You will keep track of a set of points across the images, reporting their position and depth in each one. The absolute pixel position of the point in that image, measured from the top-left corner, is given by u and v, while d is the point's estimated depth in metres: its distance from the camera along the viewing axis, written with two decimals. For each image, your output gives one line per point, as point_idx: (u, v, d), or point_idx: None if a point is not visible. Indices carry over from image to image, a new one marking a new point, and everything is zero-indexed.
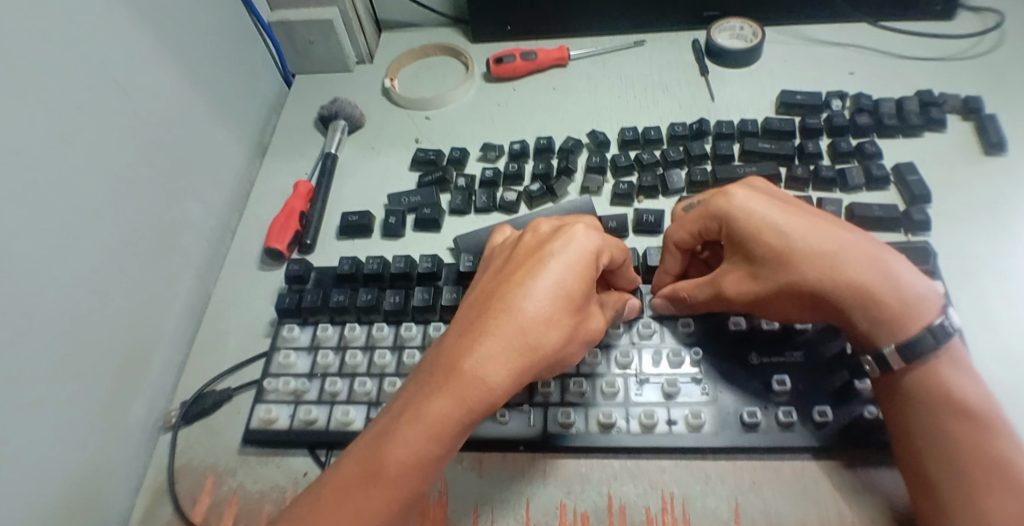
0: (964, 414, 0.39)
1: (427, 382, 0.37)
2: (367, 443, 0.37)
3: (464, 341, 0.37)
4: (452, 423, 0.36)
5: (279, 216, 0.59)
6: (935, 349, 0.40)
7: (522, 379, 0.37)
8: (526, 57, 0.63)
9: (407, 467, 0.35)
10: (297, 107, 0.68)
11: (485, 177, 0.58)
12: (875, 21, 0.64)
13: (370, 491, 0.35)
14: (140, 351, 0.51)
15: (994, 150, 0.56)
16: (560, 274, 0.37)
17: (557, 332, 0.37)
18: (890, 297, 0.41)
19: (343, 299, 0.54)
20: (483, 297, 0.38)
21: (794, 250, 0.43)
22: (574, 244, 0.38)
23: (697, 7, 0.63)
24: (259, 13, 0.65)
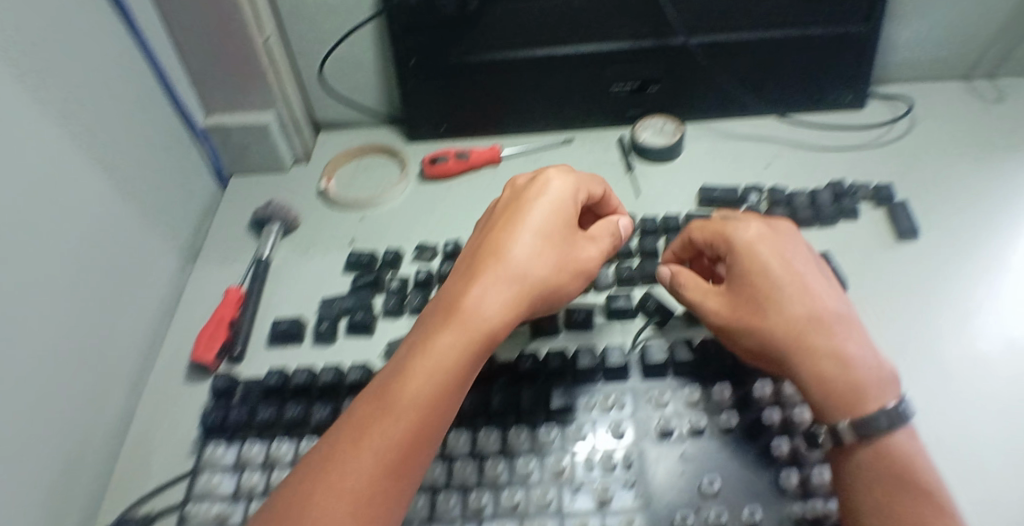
0: (916, 493, 0.39)
1: (426, 329, 0.42)
2: (378, 380, 0.40)
3: (458, 285, 0.44)
4: (458, 352, 0.40)
5: (209, 325, 0.59)
6: (888, 430, 0.42)
7: (511, 314, 0.44)
8: (460, 157, 0.65)
9: (422, 395, 0.39)
10: (234, 209, 0.68)
11: (418, 279, 0.58)
12: (783, 114, 0.68)
13: (388, 421, 0.38)
14: (62, 480, 0.48)
15: (907, 236, 0.59)
16: (535, 231, 0.46)
17: (539, 264, 0.45)
18: (858, 371, 0.44)
19: (269, 414, 0.52)
20: (456, 284, 0.45)
21: (778, 293, 0.47)
22: (546, 210, 0.48)
23: (621, 107, 0.67)
24: (192, 119, 0.66)
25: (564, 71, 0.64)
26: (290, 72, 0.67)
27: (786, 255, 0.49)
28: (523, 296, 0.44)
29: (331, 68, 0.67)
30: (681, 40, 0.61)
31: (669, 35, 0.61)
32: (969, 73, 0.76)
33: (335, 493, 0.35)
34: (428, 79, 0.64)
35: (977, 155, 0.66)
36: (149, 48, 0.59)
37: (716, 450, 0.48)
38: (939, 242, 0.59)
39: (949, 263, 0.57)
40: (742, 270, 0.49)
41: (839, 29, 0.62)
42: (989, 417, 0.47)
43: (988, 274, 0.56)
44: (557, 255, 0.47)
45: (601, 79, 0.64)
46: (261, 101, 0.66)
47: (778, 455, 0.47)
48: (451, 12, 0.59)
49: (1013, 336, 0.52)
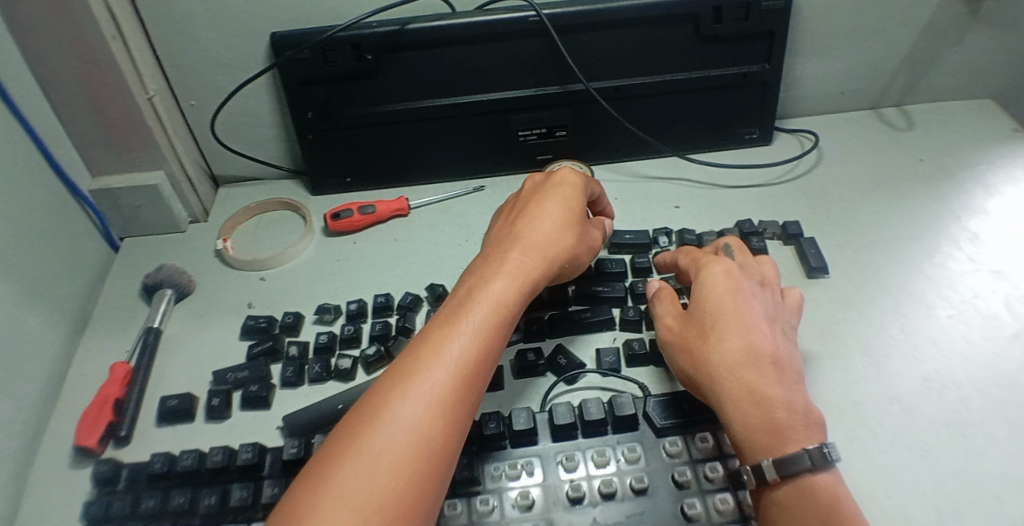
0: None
1: (424, 340, 0.41)
2: (376, 391, 0.38)
3: (457, 299, 0.44)
4: (464, 360, 0.40)
5: (91, 408, 0.54)
6: (811, 470, 0.40)
7: (510, 323, 0.43)
8: (364, 211, 0.63)
9: (430, 399, 0.37)
10: (128, 274, 0.64)
11: (319, 343, 0.55)
12: (682, 154, 0.68)
13: (395, 427, 0.36)
14: None
15: (818, 273, 0.59)
16: (530, 241, 0.48)
17: (535, 273, 0.46)
18: (779, 410, 0.43)
19: (153, 505, 0.48)
20: (471, 285, 0.45)
21: (721, 323, 0.47)
22: (541, 222, 0.49)
23: (529, 152, 0.66)
24: (76, 183, 0.62)
25: (468, 119, 0.63)
26: (180, 127, 0.64)
27: (748, 292, 0.49)
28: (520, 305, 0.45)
29: (224, 121, 0.65)
30: (583, 86, 0.60)
31: (572, 81, 0.61)
32: (875, 103, 0.78)
33: (341, 500, 0.33)
34: (330, 130, 0.62)
35: (884, 187, 0.67)
36: (23, 115, 0.55)
37: (630, 515, 0.46)
38: (846, 278, 0.59)
39: (859, 301, 0.58)
40: (700, 298, 0.49)
41: (739, 70, 0.62)
42: (908, 460, 0.47)
43: (903, 309, 0.56)
44: (553, 261, 0.48)
45: (507, 126, 0.63)
46: (149, 161, 0.62)
47: (688, 516, 0.45)
48: (347, 64, 0.58)
49: (930, 372, 0.52)
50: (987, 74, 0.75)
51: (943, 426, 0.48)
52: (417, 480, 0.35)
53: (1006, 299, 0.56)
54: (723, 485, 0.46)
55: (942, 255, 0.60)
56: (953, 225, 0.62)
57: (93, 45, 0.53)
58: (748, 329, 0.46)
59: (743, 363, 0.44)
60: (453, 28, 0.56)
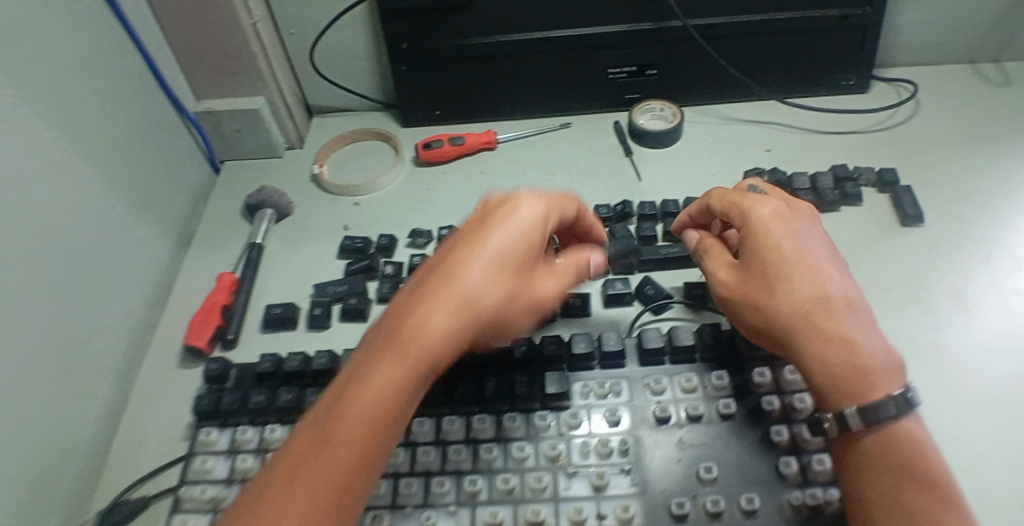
0: (919, 480, 0.38)
1: (372, 356, 0.37)
2: (339, 392, 0.36)
3: (408, 304, 0.38)
4: (396, 386, 0.36)
5: (200, 311, 0.58)
6: (895, 417, 0.40)
7: (462, 341, 0.38)
8: (454, 142, 0.64)
9: (368, 408, 0.35)
10: (225, 194, 0.68)
11: (412, 264, 0.57)
12: (784, 98, 0.67)
13: (348, 435, 0.35)
14: (50, 466, 0.48)
15: (912, 222, 0.58)
16: (492, 243, 0.39)
17: (496, 295, 0.38)
18: (864, 356, 0.42)
19: (262, 400, 0.51)
20: (436, 270, 0.39)
21: (787, 273, 0.44)
22: (514, 219, 0.41)
23: (618, 91, 0.66)
24: (183, 105, 0.66)
25: (557, 55, 0.63)
26: (280, 56, 0.67)
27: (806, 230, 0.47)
28: (483, 320, 0.38)
29: (321, 52, 0.67)
30: (680, 22, 0.60)
31: (668, 17, 0.60)
32: (973, 58, 0.74)
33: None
34: (422, 62, 0.64)
35: (980, 141, 0.65)
36: (135, 35, 0.58)
37: (714, 437, 0.48)
38: (941, 229, 0.58)
39: (949, 252, 0.56)
40: (751, 248, 0.46)
41: (839, 12, 0.61)
42: (995, 404, 0.47)
43: (994, 264, 0.55)
44: (519, 284, 0.40)
45: (596, 62, 0.63)
46: (251, 86, 0.65)
47: (774, 442, 0.46)
48: None
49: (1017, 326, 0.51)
50: None
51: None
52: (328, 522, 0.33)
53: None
54: (811, 415, 0.47)
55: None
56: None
57: None
58: (811, 274, 0.44)
59: (820, 310, 0.43)
60: None
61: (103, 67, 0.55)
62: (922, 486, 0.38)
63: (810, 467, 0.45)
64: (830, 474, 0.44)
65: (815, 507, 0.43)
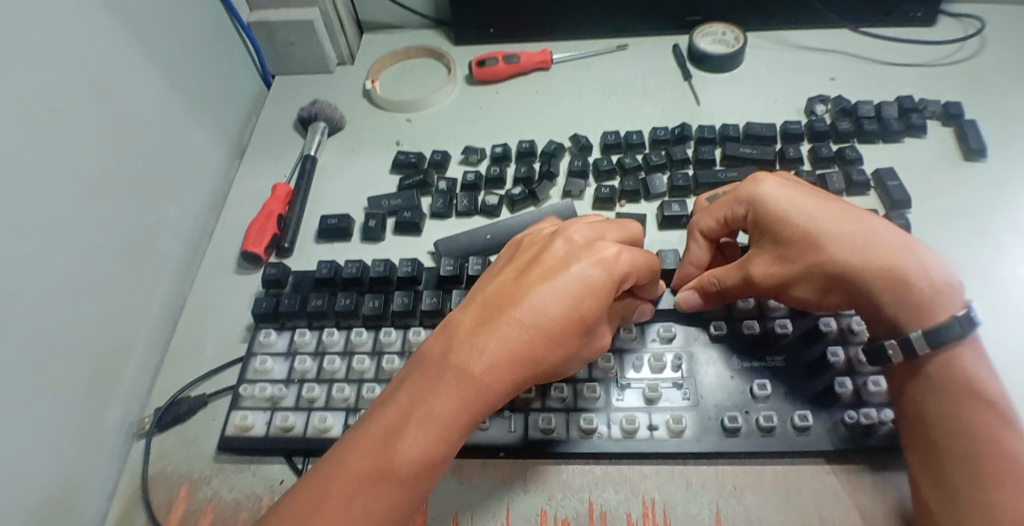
0: (981, 398, 0.39)
1: (439, 376, 0.35)
2: (405, 398, 0.35)
3: (479, 335, 0.35)
4: (462, 410, 0.35)
5: (256, 219, 0.58)
6: (959, 338, 0.40)
7: (521, 385, 0.36)
8: (509, 60, 0.63)
9: (433, 423, 0.34)
10: (275, 109, 0.67)
11: (467, 180, 0.57)
12: (855, 28, 0.64)
13: (414, 443, 0.34)
14: (116, 355, 0.50)
15: (975, 156, 0.57)
16: (567, 300, 0.36)
17: (563, 349, 0.36)
18: (921, 282, 0.41)
19: (321, 303, 0.53)
20: (499, 296, 0.37)
21: (817, 227, 0.43)
22: (598, 271, 0.36)
23: (679, 12, 0.63)
24: (238, 12, 0.64)
25: None
26: None
27: (811, 187, 0.47)
28: (544, 370, 0.37)
29: None
30: None
31: None
32: None
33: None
34: None
35: None
36: None
37: (768, 356, 0.48)
38: (1005, 163, 0.57)
39: (1017, 187, 0.55)
40: (768, 223, 0.45)
41: None
42: None
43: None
44: (583, 337, 0.37)
45: None
46: None
47: (831, 363, 0.46)
48: None
49: None
50: None
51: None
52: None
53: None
54: (868, 339, 0.47)
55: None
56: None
57: None
58: (835, 218, 0.43)
59: (866, 245, 0.42)
60: None
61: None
62: (982, 405, 0.38)
63: (865, 388, 0.45)
64: (885, 395, 0.45)
65: (868, 426, 0.44)
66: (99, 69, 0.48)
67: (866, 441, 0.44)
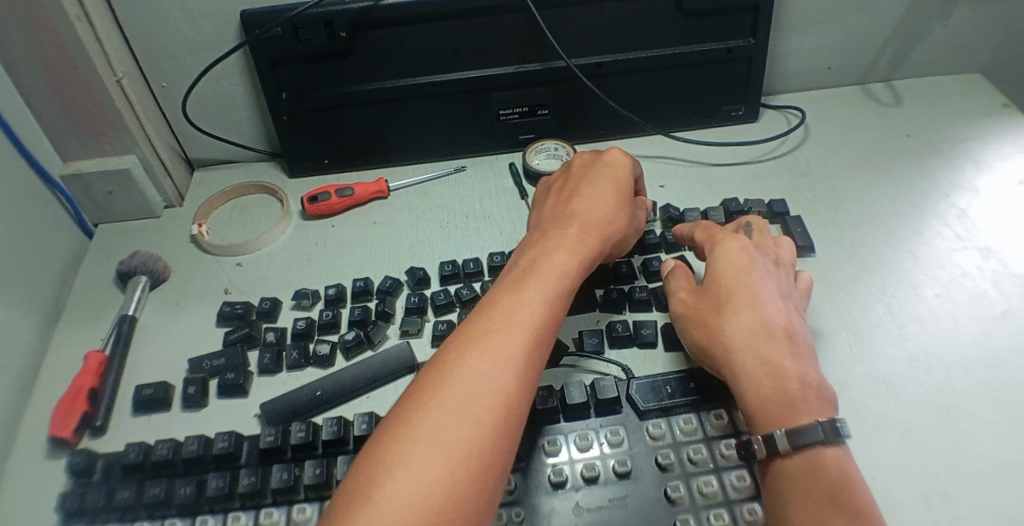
0: (846, 508, 0.36)
1: (539, 250, 0.46)
2: (510, 275, 0.44)
3: (558, 222, 0.49)
4: (572, 257, 0.45)
5: (65, 398, 0.53)
6: (822, 443, 0.39)
7: (604, 248, 0.48)
8: (342, 194, 0.62)
9: (549, 272, 0.43)
10: (101, 260, 0.63)
11: (296, 329, 0.54)
12: (667, 132, 0.66)
13: (540, 283, 0.42)
14: None
15: (804, 252, 0.58)
16: (611, 178, 0.52)
17: (621, 217, 0.50)
18: (793, 386, 0.41)
19: (128, 496, 0.47)
20: (555, 203, 0.51)
21: (735, 298, 0.46)
22: (615, 161, 0.54)
23: (511, 132, 0.64)
24: (46, 170, 0.61)
25: (448, 98, 0.61)
26: (153, 111, 0.63)
27: (758, 266, 0.47)
28: (616, 233, 0.49)
29: (196, 103, 0.64)
30: (564, 63, 0.59)
31: (553, 58, 0.59)
32: (861, 81, 0.76)
33: (489, 356, 0.37)
34: (305, 112, 0.61)
35: (872, 165, 0.66)
36: None
37: (612, 498, 0.45)
38: (833, 256, 0.58)
39: (843, 281, 0.56)
40: (716, 266, 0.48)
41: (723, 44, 0.60)
42: (894, 441, 0.46)
43: (869, 296, 0.55)
44: (631, 211, 0.51)
45: (487, 104, 0.62)
46: (121, 145, 0.61)
47: (671, 499, 0.44)
48: (320, 42, 0.56)
49: (914, 352, 0.51)
50: (979, 45, 0.73)
51: (900, 424, 0.47)
52: (538, 352, 0.38)
53: (972, 303, 0.54)
54: (707, 467, 0.46)
55: (915, 246, 0.58)
56: (929, 219, 0.60)
57: (55, 25, 0.51)
58: (767, 293, 0.46)
59: (760, 336, 0.43)
60: (428, 4, 0.54)
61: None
62: (831, 513, 0.36)
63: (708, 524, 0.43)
64: None
65: None
66: None
67: None
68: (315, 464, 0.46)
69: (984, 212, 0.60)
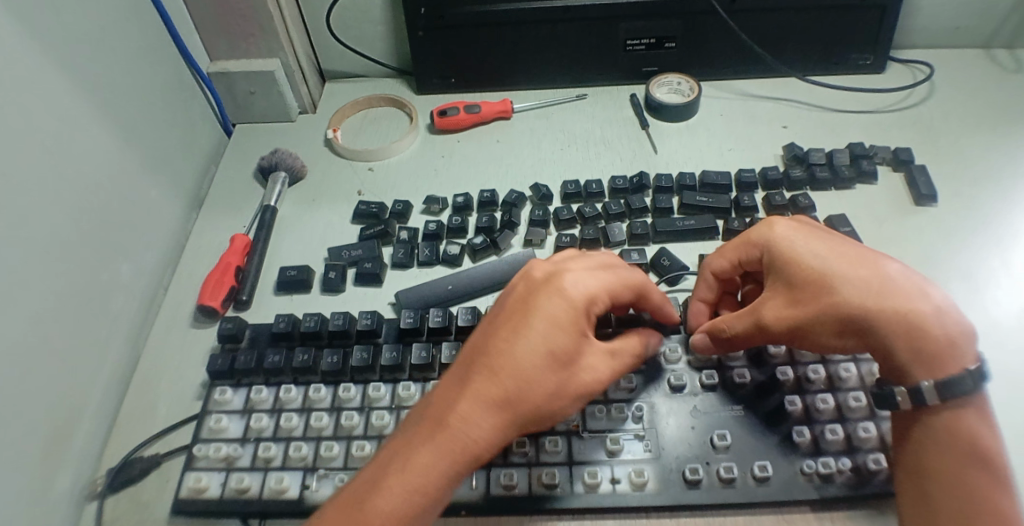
0: (986, 457, 0.38)
1: (418, 428, 0.39)
2: (389, 455, 0.39)
3: (454, 391, 0.40)
4: (437, 464, 0.37)
5: (213, 273, 0.57)
6: (969, 394, 0.39)
7: (507, 432, 0.39)
8: (470, 110, 0.64)
9: (409, 482, 0.37)
10: (237, 157, 0.68)
11: (428, 230, 0.58)
12: (804, 75, 0.67)
13: (389, 495, 0.36)
14: (71, 414, 0.48)
15: (926, 202, 0.58)
16: (539, 335, 0.39)
17: (536, 395, 0.39)
18: (938, 331, 0.40)
19: (278, 360, 0.51)
20: (473, 350, 0.41)
21: (831, 276, 0.43)
22: (557, 302, 0.41)
23: (636, 64, 0.66)
24: (198, 65, 0.65)
25: (579, 24, 0.62)
26: (296, 18, 0.66)
27: (824, 242, 0.45)
28: (525, 414, 0.39)
29: (337, 15, 0.67)
30: None
31: None
32: (988, 44, 0.74)
33: None
34: (440, 28, 0.63)
35: (997, 126, 0.65)
36: None
37: (729, 406, 0.48)
38: (954, 207, 0.58)
39: (964, 233, 0.56)
40: (783, 262, 0.45)
41: None
42: (1008, 384, 0.47)
43: (986, 249, 0.55)
44: (559, 378, 0.40)
45: (616, 34, 0.63)
46: (266, 48, 0.65)
47: (789, 412, 0.47)
48: None
49: None
50: None
51: (1009, 369, 0.48)
52: None
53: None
54: (823, 387, 0.48)
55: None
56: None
57: None
58: (849, 267, 0.43)
59: (882, 298, 0.41)
60: None
61: (112, 12, 0.54)
62: (979, 461, 0.38)
63: (823, 438, 0.45)
64: (842, 444, 0.45)
65: (826, 475, 0.44)
66: (54, 123, 0.47)
67: (824, 491, 0.44)
68: (451, 345, 0.51)
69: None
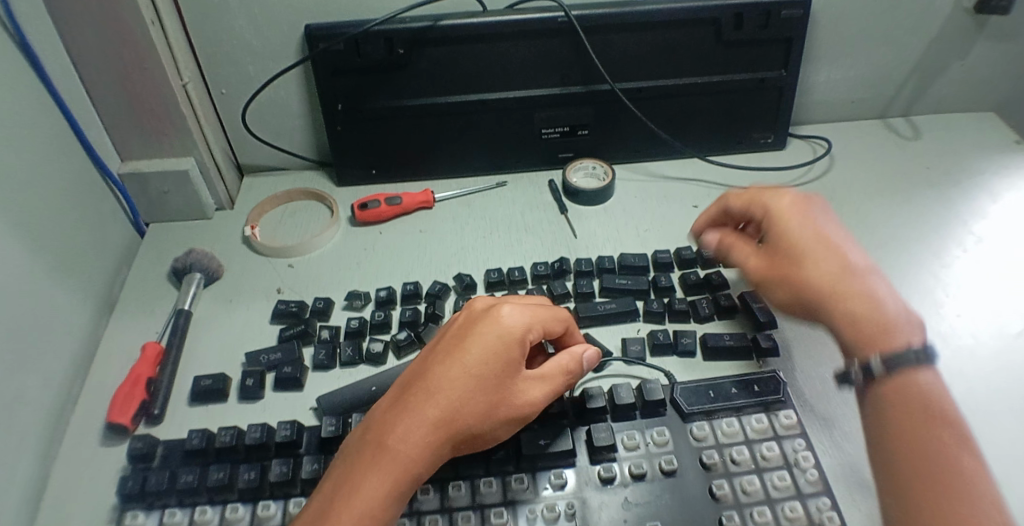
0: (938, 419, 0.36)
1: (360, 456, 0.39)
2: (336, 485, 0.38)
3: (392, 413, 0.40)
4: (383, 487, 0.37)
5: (121, 386, 0.54)
6: (914, 366, 0.39)
7: (440, 451, 0.40)
8: (391, 202, 0.65)
9: (360, 506, 0.36)
10: (153, 261, 0.66)
11: (350, 327, 0.57)
12: (702, 154, 0.71)
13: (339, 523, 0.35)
14: None
15: None
16: (471, 359, 0.41)
17: (471, 412, 0.40)
18: (879, 313, 0.42)
19: (192, 479, 0.47)
20: (412, 376, 0.42)
21: (806, 256, 0.46)
22: (492, 329, 0.42)
23: (552, 150, 0.69)
24: (107, 167, 0.64)
25: (496, 113, 0.65)
26: (212, 116, 0.67)
27: (815, 222, 0.49)
28: (462, 433, 0.40)
29: (255, 111, 0.68)
30: (609, 86, 0.63)
31: (597, 81, 0.64)
32: (884, 113, 0.81)
33: None
34: (358, 122, 0.64)
35: (893, 192, 0.70)
36: (57, 90, 0.56)
37: (658, 494, 0.45)
38: None
39: None
40: (778, 238, 0.49)
41: (755, 75, 0.65)
42: None
43: None
44: (494, 397, 0.41)
45: (531, 123, 0.66)
46: (180, 147, 0.64)
47: (716, 496, 0.45)
48: (378, 57, 0.59)
49: (948, 366, 0.53)
50: (988, 89, 0.78)
51: None
52: None
53: (992, 324, 0.56)
54: (750, 467, 0.46)
55: (936, 268, 0.61)
56: (947, 243, 0.64)
57: (131, 29, 0.54)
58: (824, 248, 0.46)
59: (840, 278, 0.44)
60: (486, 26, 0.58)
61: (15, 110, 0.51)
62: (934, 438, 0.35)
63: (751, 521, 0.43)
64: None
65: None
66: None
67: None
68: None
69: (996, 236, 0.64)
